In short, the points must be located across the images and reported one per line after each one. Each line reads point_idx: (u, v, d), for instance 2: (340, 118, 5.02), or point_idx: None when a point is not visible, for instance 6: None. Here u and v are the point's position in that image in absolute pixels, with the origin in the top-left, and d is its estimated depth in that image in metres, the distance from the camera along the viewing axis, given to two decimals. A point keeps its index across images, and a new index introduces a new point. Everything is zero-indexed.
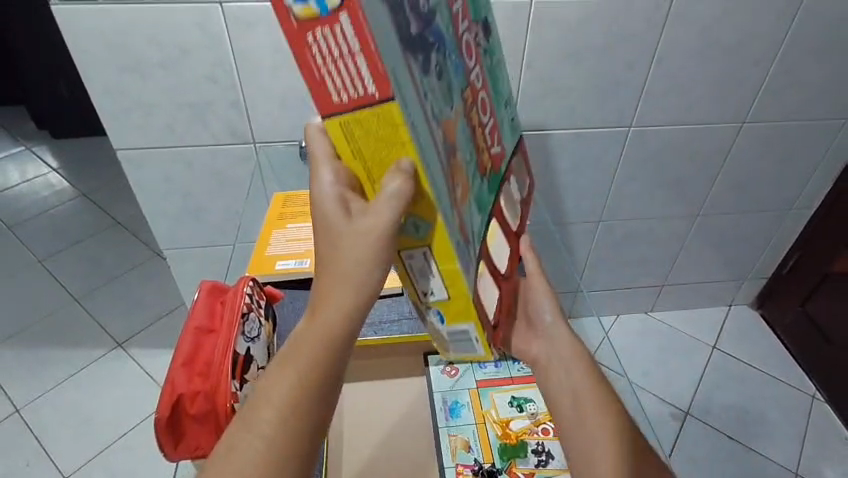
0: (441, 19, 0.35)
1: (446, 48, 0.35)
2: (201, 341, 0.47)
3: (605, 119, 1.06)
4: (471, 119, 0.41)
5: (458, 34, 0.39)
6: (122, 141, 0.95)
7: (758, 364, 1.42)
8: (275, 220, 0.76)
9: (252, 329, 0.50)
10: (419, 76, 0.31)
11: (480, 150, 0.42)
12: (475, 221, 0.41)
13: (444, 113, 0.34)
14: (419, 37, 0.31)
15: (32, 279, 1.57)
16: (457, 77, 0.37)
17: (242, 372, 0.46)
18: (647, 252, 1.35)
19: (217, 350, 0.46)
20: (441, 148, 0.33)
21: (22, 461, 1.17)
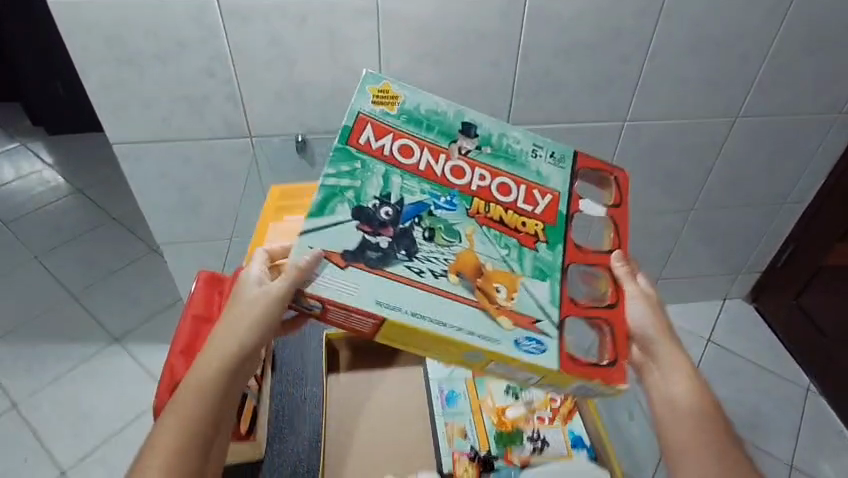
0: (414, 199, 0.49)
1: (429, 210, 0.49)
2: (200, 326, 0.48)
3: (600, 113, 1.06)
4: (493, 220, 0.50)
5: (438, 174, 0.51)
6: (118, 135, 0.95)
7: (750, 355, 1.44)
8: (272, 213, 0.77)
9: None
10: (404, 268, 0.45)
11: (516, 231, 0.50)
12: (537, 293, 0.47)
13: (449, 261, 0.46)
14: (396, 238, 0.46)
15: (28, 275, 1.56)
16: (454, 211, 0.49)
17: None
18: (643, 246, 1.36)
19: (216, 337, 0.47)
20: (457, 293, 0.45)
21: (19, 456, 1.17)
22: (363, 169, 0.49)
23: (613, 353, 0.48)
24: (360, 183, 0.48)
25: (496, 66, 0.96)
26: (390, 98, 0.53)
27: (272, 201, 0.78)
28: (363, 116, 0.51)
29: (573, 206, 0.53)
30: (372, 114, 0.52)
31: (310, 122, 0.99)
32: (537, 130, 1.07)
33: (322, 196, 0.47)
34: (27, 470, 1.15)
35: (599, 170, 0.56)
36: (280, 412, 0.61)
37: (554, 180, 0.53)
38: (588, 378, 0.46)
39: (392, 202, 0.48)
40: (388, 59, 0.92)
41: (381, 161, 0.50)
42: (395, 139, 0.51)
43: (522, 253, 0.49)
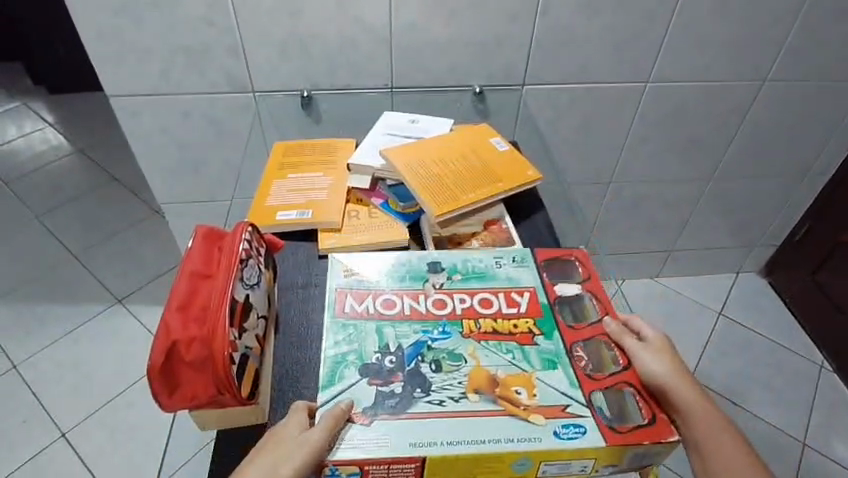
0: (410, 342, 0.51)
1: (425, 341, 0.51)
2: (198, 285, 0.44)
3: (621, 73, 1.01)
4: (487, 333, 0.52)
5: (424, 310, 0.54)
6: (114, 88, 0.91)
7: (762, 330, 1.41)
8: (276, 170, 0.73)
9: (250, 277, 0.47)
10: (424, 404, 0.46)
11: (510, 334, 0.52)
12: (556, 383, 0.49)
13: (463, 383, 0.48)
14: (409, 383, 0.48)
15: (29, 236, 1.54)
16: (450, 338, 0.51)
17: (241, 320, 0.44)
18: (657, 216, 1.32)
19: (215, 293, 0.43)
20: (482, 409, 0.46)
21: (21, 416, 1.16)
22: (358, 332, 0.52)
23: (649, 410, 0.48)
24: (356, 343, 0.51)
25: (513, 20, 0.90)
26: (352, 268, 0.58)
27: (273, 162, 0.74)
28: (341, 291, 0.56)
29: (550, 295, 0.57)
30: (347, 286, 0.56)
31: (316, 78, 0.94)
32: (554, 91, 1.01)
33: (332, 358, 0.50)
34: (30, 429, 1.14)
35: (558, 258, 0.61)
36: (284, 376, 0.52)
37: (527, 279, 0.58)
38: (635, 443, 0.45)
39: (393, 350, 0.50)
40: (399, 10, 0.87)
41: (370, 320, 0.53)
42: (374, 298, 0.55)
43: (526, 352, 0.51)
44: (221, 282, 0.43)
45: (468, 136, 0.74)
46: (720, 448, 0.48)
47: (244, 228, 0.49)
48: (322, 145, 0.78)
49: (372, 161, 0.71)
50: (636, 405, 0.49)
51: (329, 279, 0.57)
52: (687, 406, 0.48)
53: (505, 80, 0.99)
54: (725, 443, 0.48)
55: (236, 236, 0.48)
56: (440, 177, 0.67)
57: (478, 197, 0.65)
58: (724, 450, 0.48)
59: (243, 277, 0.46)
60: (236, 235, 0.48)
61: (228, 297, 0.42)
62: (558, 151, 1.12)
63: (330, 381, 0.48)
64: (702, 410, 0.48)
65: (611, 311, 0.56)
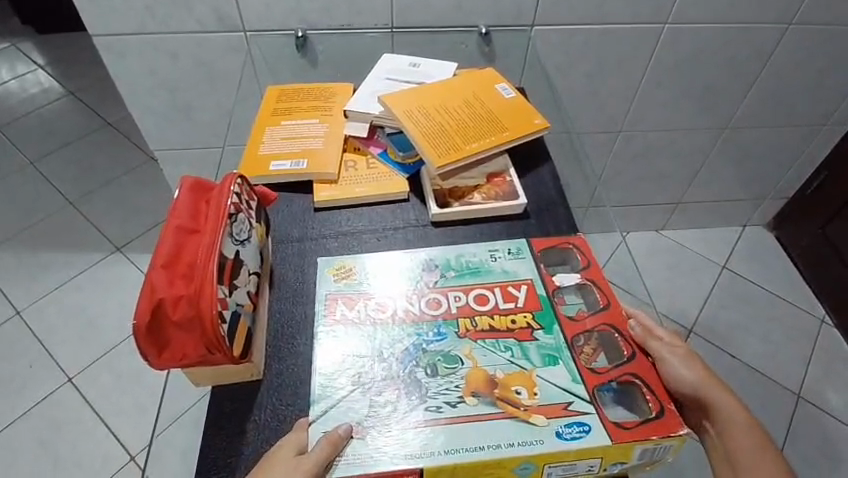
0: (405, 345, 0.49)
1: (422, 341, 0.49)
2: (185, 242, 0.41)
3: (637, 14, 0.94)
4: (483, 331, 0.50)
5: (419, 310, 0.51)
6: (97, 26, 0.85)
7: (766, 283, 1.40)
8: (268, 116, 0.70)
9: (240, 233, 0.45)
10: (422, 411, 0.45)
11: (509, 331, 0.50)
12: (558, 378, 0.47)
13: (460, 387, 0.46)
14: (406, 390, 0.46)
15: (24, 182, 1.51)
16: (445, 340, 0.49)
17: (231, 277, 0.42)
18: (667, 167, 1.28)
19: (203, 251, 0.41)
20: (480, 414, 0.44)
21: (28, 361, 1.18)
22: (350, 334, 0.49)
23: (658, 403, 0.47)
24: (351, 349, 0.49)
25: None
26: (346, 270, 0.55)
27: (265, 108, 0.71)
28: (333, 295, 0.52)
29: (549, 287, 0.54)
30: (339, 290, 0.53)
31: (310, 15, 0.88)
32: (565, 32, 0.95)
33: (326, 364, 0.48)
34: (37, 375, 1.16)
35: (554, 248, 0.58)
36: (280, 331, 0.51)
37: (524, 272, 0.55)
38: (646, 438, 0.44)
39: (388, 354, 0.48)
40: None
41: (365, 324, 0.50)
42: (368, 299, 0.52)
43: (525, 348, 0.49)
44: (209, 239, 0.41)
45: (471, 80, 0.70)
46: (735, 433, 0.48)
47: (233, 181, 0.47)
48: (317, 89, 0.73)
49: (370, 107, 0.67)
50: (645, 399, 0.47)
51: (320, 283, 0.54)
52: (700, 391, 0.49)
53: (512, 20, 0.92)
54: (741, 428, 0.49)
55: (225, 191, 0.45)
56: (440, 124, 0.63)
57: (480, 146, 0.62)
58: (739, 436, 0.48)
59: (232, 232, 0.44)
60: (224, 190, 0.45)
61: (216, 254, 0.40)
62: (566, 97, 1.07)
63: (323, 393, 0.46)
64: (717, 398, 0.48)
65: (613, 303, 0.54)
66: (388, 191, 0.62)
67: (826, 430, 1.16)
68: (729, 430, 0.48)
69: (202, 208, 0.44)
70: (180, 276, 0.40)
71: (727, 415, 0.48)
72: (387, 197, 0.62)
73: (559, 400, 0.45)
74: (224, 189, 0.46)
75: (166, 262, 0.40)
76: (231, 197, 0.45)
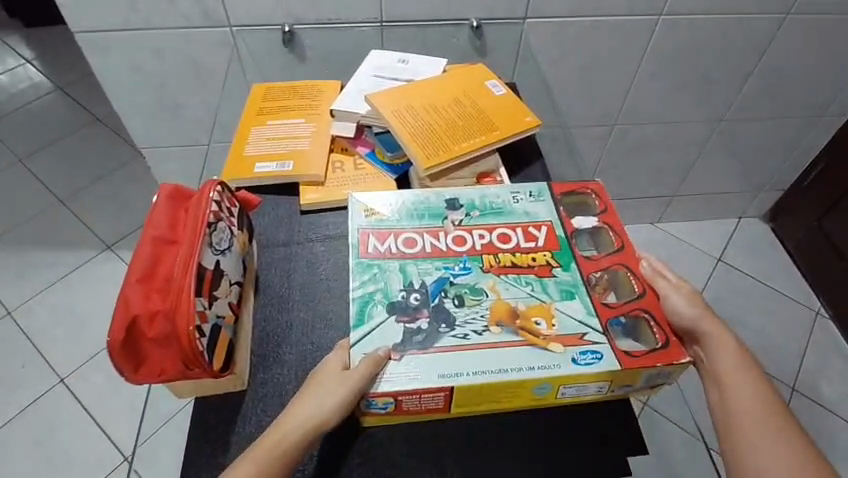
0: (434, 277, 0.48)
1: (449, 276, 0.48)
2: (162, 255, 0.40)
3: (632, 5, 0.92)
4: (506, 267, 0.49)
5: (444, 246, 0.50)
6: (79, 21, 0.83)
7: (761, 276, 1.40)
8: (253, 116, 0.68)
9: (221, 241, 0.43)
10: (449, 338, 0.44)
11: (530, 267, 0.49)
12: (575, 312, 0.46)
13: (486, 316, 0.45)
14: (434, 318, 0.45)
15: (12, 179, 1.49)
16: (470, 274, 0.48)
17: (211, 289, 0.41)
18: (663, 160, 1.27)
19: (179, 264, 0.40)
20: (502, 341, 0.44)
21: (19, 362, 1.17)
22: (382, 271, 0.48)
23: (663, 334, 0.46)
24: (382, 284, 0.47)
25: None
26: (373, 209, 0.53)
27: (250, 107, 0.69)
28: (363, 230, 0.52)
29: (568, 228, 0.53)
30: (368, 225, 0.52)
31: (297, 10, 0.86)
32: (558, 25, 0.93)
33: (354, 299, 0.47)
34: (28, 375, 1.15)
35: (574, 192, 0.56)
36: (265, 339, 0.50)
37: (544, 214, 0.54)
38: (650, 366, 0.44)
39: (417, 287, 0.47)
40: None
41: (394, 258, 0.49)
42: (397, 236, 0.51)
43: (544, 284, 0.48)
44: (185, 252, 0.40)
45: (460, 76, 0.68)
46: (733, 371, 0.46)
47: (213, 187, 0.45)
48: (303, 87, 0.72)
49: (356, 106, 0.66)
50: (650, 330, 0.47)
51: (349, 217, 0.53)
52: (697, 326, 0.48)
53: (504, 12, 0.90)
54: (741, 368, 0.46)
55: (203, 199, 0.44)
56: (427, 124, 0.62)
57: (469, 147, 0.61)
58: (739, 377, 0.46)
59: (211, 242, 0.42)
60: (202, 198, 0.44)
61: (193, 266, 0.39)
62: (560, 90, 1.06)
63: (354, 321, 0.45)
64: (715, 335, 0.47)
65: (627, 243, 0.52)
66: (376, 192, 0.61)
67: (820, 422, 1.16)
68: (727, 368, 0.46)
69: (180, 218, 0.43)
70: (157, 290, 0.39)
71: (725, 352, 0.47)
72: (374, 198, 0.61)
73: (579, 330, 0.45)
74: (202, 196, 0.44)
75: (141, 276, 0.39)
76: (210, 206, 0.44)
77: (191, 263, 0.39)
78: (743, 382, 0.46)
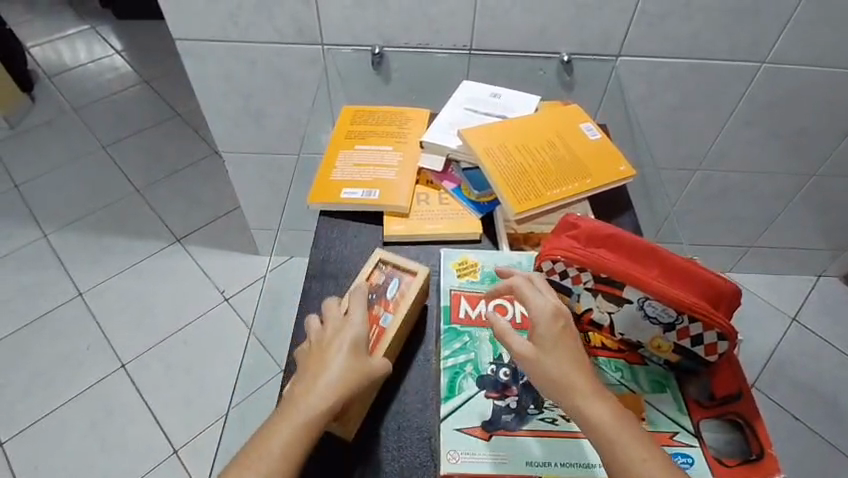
0: None
1: None
2: (645, 257, 0.44)
3: (733, 51, 0.88)
4: (596, 348, 0.48)
5: None
6: (182, 30, 0.86)
7: (838, 341, 1.30)
8: (342, 139, 0.68)
9: (653, 310, 0.44)
10: (538, 422, 0.43)
11: (620, 351, 0.48)
12: (665, 405, 0.45)
13: None
14: (524, 398, 0.44)
15: (96, 165, 1.57)
16: None
17: (604, 290, 0.45)
18: (744, 209, 1.20)
19: (610, 262, 0.44)
20: None
21: (86, 344, 1.22)
22: (472, 340, 0.48)
23: (758, 444, 0.42)
24: (473, 354, 0.47)
25: None
26: (470, 267, 0.54)
27: (340, 129, 0.70)
28: (456, 293, 0.52)
29: None
30: (461, 288, 0.52)
31: (389, 33, 0.86)
32: (652, 65, 0.90)
33: (447, 369, 0.47)
34: (93, 357, 1.20)
35: None
36: None
37: None
38: None
39: (507, 361, 0.47)
40: None
41: (485, 327, 0.49)
42: (489, 302, 0.51)
43: (634, 371, 0.47)
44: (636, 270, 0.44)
45: (553, 118, 0.67)
46: (609, 453, 0.38)
47: (732, 328, 0.42)
48: (392, 114, 0.72)
49: (447, 139, 0.65)
50: (742, 438, 0.43)
51: (444, 277, 0.54)
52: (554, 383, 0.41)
53: (598, 50, 0.88)
54: (629, 444, 0.38)
55: (713, 321, 0.42)
56: (519, 166, 0.60)
57: (561, 193, 0.59)
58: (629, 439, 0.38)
59: (647, 300, 0.44)
60: (696, 305, 0.42)
61: (596, 267, 0.45)
62: (646, 131, 1.02)
63: (447, 395, 0.45)
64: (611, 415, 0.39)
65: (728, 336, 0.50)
66: (459, 228, 0.60)
67: None
68: None
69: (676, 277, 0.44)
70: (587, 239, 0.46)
71: (594, 420, 0.39)
72: (458, 234, 0.60)
73: (668, 429, 0.43)
74: (712, 318, 0.42)
75: (595, 236, 0.46)
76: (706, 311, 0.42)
77: (599, 269, 0.45)
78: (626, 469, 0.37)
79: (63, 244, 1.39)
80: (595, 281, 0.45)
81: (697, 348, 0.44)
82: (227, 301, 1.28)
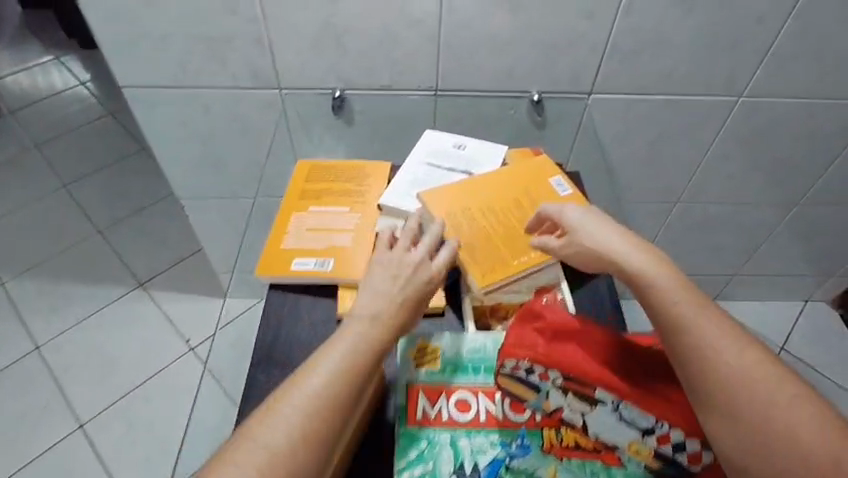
0: (486, 460, 0.43)
1: (505, 456, 0.43)
2: (612, 355, 0.43)
3: (710, 85, 0.84)
4: (569, 448, 0.43)
5: (500, 415, 0.45)
6: (128, 78, 0.81)
7: (828, 370, 1.26)
8: (294, 199, 0.63)
9: (628, 414, 0.41)
10: None
11: (596, 450, 0.43)
12: None
13: None
14: None
15: (56, 206, 1.50)
16: (527, 456, 0.43)
17: (577, 391, 0.42)
18: (727, 239, 1.17)
19: (577, 359, 0.42)
20: None
21: (42, 402, 1.14)
22: (430, 447, 0.44)
23: None
24: (432, 464, 0.43)
25: (589, 20, 0.74)
26: (430, 353, 0.49)
27: (292, 187, 0.64)
28: (413, 386, 0.47)
29: None
30: (419, 380, 0.48)
31: (350, 76, 0.82)
32: (627, 102, 0.86)
33: None
34: (50, 417, 1.12)
35: None
36: None
37: None
38: None
39: (469, 471, 0.42)
40: (451, 6, 0.73)
41: (445, 428, 0.45)
42: (450, 397, 0.47)
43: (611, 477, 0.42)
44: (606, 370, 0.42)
45: (522, 172, 0.62)
46: (712, 346, 0.39)
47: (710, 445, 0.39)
48: (351, 169, 0.67)
49: (406, 202, 0.60)
50: None
51: (399, 367, 0.48)
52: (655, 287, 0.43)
53: (569, 89, 0.84)
54: (732, 340, 0.39)
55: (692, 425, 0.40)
56: (481, 235, 0.56)
57: (527, 264, 0.54)
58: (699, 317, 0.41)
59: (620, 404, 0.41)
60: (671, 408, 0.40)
61: (565, 363, 0.42)
62: (623, 166, 0.98)
63: None
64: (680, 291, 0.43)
65: None
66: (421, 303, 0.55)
67: None
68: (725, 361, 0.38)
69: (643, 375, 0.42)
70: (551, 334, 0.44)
71: (697, 322, 0.41)
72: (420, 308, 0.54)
73: None
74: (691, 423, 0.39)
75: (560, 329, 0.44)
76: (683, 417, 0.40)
77: (570, 364, 0.42)
78: (726, 360, 0.38)
79: (20, 293, 1.32)
80: (566, 381, 0.42)
81: (680, 457, 0.40)
82: (194, 351, 1.22)
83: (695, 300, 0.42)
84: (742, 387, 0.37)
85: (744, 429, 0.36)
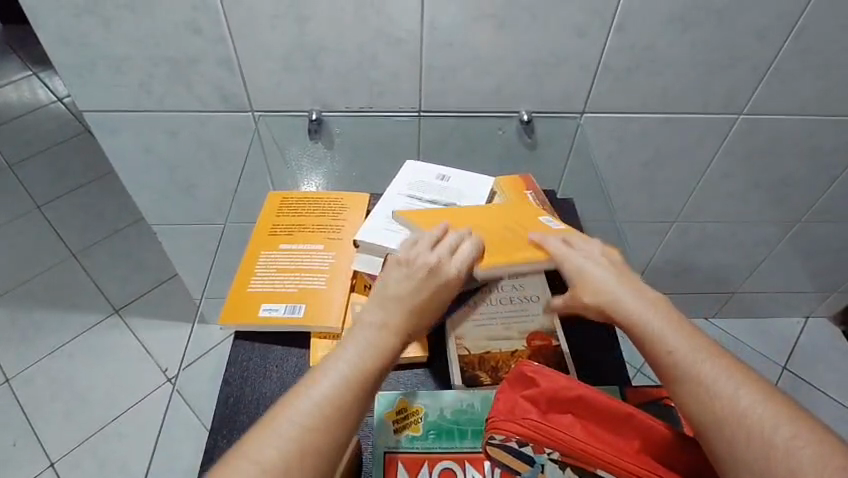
0: None
1: None
2: (617, 422, 0.39)
3: (707, 102, 0.80)
4: None
5: None
6: (90, 101, 0.76)
7: (831, 390, 1.22)
8: (264, 235, 0.59)
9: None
10: None
11: None
12: None
13: None
14: None
15: (29, 228, 1.44)
16: None
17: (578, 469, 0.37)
18: (725, 257, 1.13)
19: (577, 432, 0.38)
20: None
21: (9, 440, 1.08)
22: None
23: None
24: None
25: (579, 36, 0.70)
26: (411, 415, 0.45)
27: (261, 223, 0.60)
28: (391, 455, 0.43)
29: None
30: (398, 448, 0.43)
31: (328, 97, 0.77)
32: (620, 120, 0.82)
33: None
34: (17, 456, 1.06)
35: (653, 399, 0.46)
36: None
37: None
38: None
39: None
40: (433, 23, 0.68)
41: None
42: (432, 467, 0.43)
43: None
44: (607, 444, 0.38)
45: (514, 202, 0.58)
46: (708, 386, 0.36)
47: None
48: (327, 201, 0.62)
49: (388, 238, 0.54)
50: None
51: (375, 434, 0.44)
52: (645, 330, 0.41)
53: (560, 107, 0.80)
54: (729, 376, 0.37)
55: None
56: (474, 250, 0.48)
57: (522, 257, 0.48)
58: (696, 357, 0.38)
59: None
60: None
61: (563, 437, 0.38)
62: (617, 185, 0.94)
63: None
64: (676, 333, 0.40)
65: None
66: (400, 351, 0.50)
67: None
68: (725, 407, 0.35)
69: (650, 443, 0.38)
70: (546, 402, 0.40)
71: (693, 360, 0.38)
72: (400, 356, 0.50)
73: None
74: None
75: (556, 395, 0.40)
76: None
77: (570, 439, 0.38)
78: (724, 399, 0.35)
79: None
80: (566, 458, 0.38)
81: None
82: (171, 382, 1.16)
83: (690, 336, 0.40)
84: (741, 425, 0.34)
85: (749, 473, 0.33)
